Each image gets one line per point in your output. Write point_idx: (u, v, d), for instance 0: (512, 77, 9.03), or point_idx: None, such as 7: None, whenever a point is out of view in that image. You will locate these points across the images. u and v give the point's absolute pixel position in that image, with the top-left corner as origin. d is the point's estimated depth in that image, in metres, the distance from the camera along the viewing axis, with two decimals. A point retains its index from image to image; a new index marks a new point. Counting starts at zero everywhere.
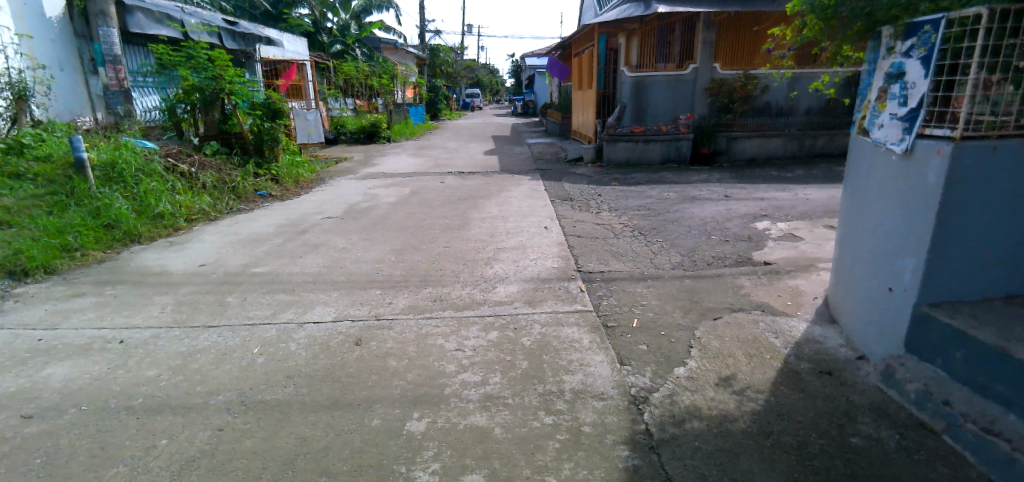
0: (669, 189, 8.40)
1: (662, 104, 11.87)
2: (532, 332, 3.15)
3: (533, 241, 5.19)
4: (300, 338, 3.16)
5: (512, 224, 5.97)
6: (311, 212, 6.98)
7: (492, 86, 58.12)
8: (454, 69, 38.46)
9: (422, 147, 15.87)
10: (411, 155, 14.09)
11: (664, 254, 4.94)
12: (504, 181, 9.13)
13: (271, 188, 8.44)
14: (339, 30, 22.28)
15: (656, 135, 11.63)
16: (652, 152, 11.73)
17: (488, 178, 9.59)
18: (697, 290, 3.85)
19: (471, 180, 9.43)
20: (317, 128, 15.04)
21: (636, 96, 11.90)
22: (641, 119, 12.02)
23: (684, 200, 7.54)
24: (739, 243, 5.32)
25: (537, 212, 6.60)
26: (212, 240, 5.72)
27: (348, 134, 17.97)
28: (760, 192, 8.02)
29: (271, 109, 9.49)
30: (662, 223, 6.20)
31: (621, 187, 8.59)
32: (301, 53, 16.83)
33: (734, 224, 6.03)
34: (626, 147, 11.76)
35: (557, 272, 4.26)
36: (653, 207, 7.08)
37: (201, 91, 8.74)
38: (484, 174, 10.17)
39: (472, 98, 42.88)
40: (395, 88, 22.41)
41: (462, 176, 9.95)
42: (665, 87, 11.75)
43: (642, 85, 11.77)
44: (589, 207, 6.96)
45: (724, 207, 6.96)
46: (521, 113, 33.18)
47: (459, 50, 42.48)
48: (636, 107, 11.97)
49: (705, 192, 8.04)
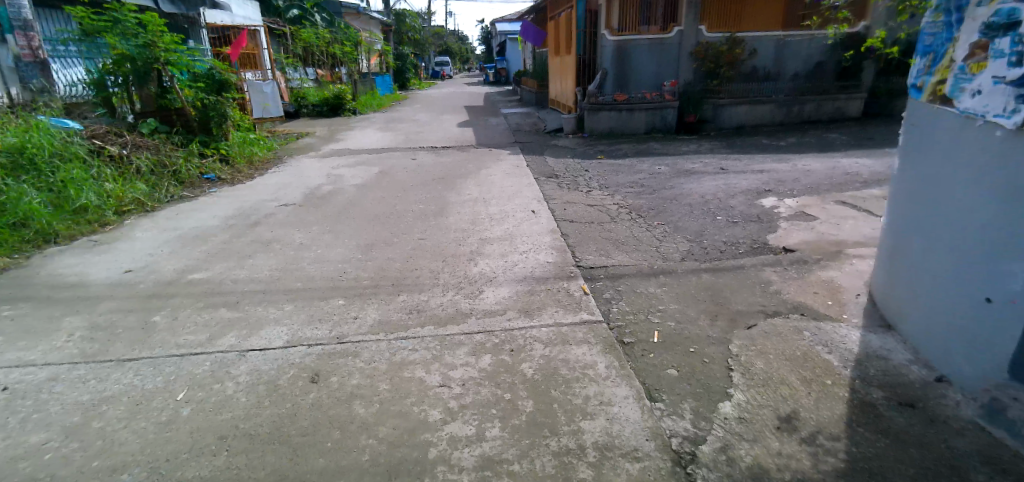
0: (660, 162, 7.83)
1: (645, 69, 11.36)
2: (534, 356, 2.55)
3: (521, 230, 4.56)
4: (240, 375, 2.59)
5: (494, 208, 5.33)
6: (265, 198, 6.20)
7: (462, 53, 56.28)
8: (422, 36, 36.97)
9: (391, 119, 14.95)
10: (379, 129, 13.19)
11: (669, 240, 4.37)
12: (482, 157, 8.45)
13: (221, 170, 7.58)
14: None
15: (639, 103, 11.02)
16: (636, 122, 11.11)
17: (463, 153, 8.87)
18: (720, 288, 3.29)
19: (446, 156, 8.70)
20: (273, 100, 14.42)
21: (619, 60, 11.31)
22: (624, 85, 11.50)
23: (678, 174, 6.98)
24: (749, 224, 4.79)
25: (522, 192, 5.97)
26: (146, 236, 4.97)
27: (310, 107, 16.89)
28: (757, 163, 7.51)
29: (216, 81, 8.68)
30: (661, 202, 5.64)
31: (607, 161, 7.99)
32: (253, 19, 15.55)
33: (739, 203, 5.49)
34: (608, 116, 11.11)
35: (553, 269, 3.66)
36: (647, 184, 6.49)
37: (133, 60, 7.79)
38: (459, 148, 9.45)
39: (442, 67, 41.40)
40: (359, 56, 21.19)
41: (436, 152, 9.19)
42: (648, 50, 11.23)
43: (624, 49, 11.22)
44: (577, 186, 6.35)
45: (723, 182, 6.42)
46: (494, 84, 32.17)
47: (426, 16, 40.90)
48: (618, 72, 11.40)
49: (699, 165, 7.50)
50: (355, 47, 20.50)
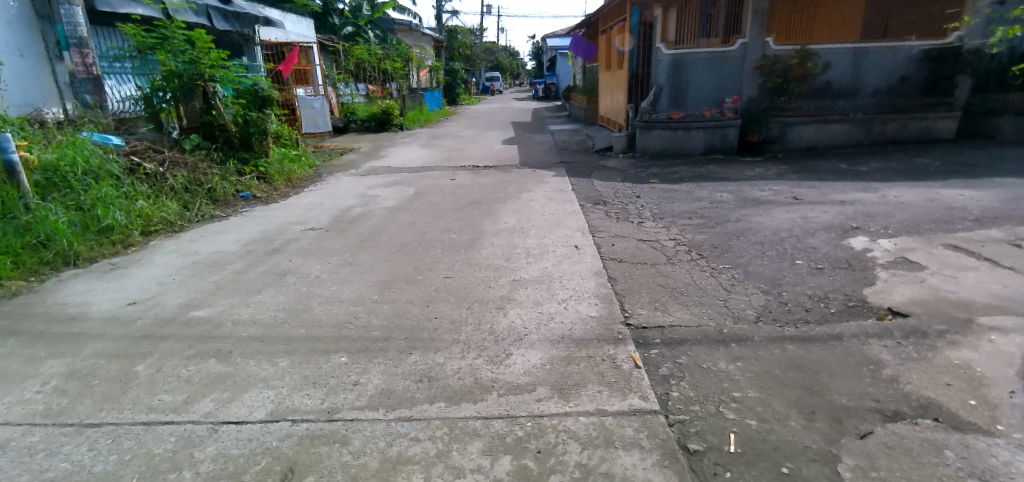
0: (722, 188, 7.07)
1: (705, 84, 10.55)
2: (571, 464, 2.00)
3: (561, 270, 3.96)
4: (202, 465, 2.08)
5: (532, 240, 4.75)
6: (293, 220, 5.86)
7: (513, 68, 56.45)
8: (474, 52, 37.17)
9: (437, 135, 14.70)
10: (423, 146, 12.91)
11: (739, 290, 3.67)
12: (525, 179, 7.90)
13: (257, 188, 7.37)
14: (351, 12, 21.23)
15: (697, 121, 10.23)
16: (694, 141, 10.32)
17: (506, 174, 8.37)
18: (813, 366, 2.59)
19: (487, 177, 8.21)
20: (320, 115, 14.56)
21: (677, 75, 10.56)
22: (681, 102, 10.72)
23: (744, 203, 6.22)
24: (836, 272, 4.01)
25: (565, 221, 5.38)
26: (164, 261, 4.61)
27: (359, 122, 16.90)
28: (835, 192, 6.64)
29: (258, 98, 8.46)
30: (726, 238, 4.92)
31: (662, 186, 7.29)
32: (307, 36, 15.74)
33: (820, 243, 4.70)
34: (662, 134, 10.38)
35: (595, 329, 3.02)
36: (709, 215, 5.76)
37: (180, 76, 7.72)
38: (502, 168, 8.96)
39: (493, 82, 41.47)
40: (409, 71, 21.22)
41: (477, 171, 8.72)
42: (708, 64, 10.44)
43: (682, 63, 10.47)
44: (628, 215, 5.69)
45: (798, 214, 5.62)
46: (543, 99, 31.82)
47: (479, 32, 41.16)
48: (675, 89, 10.65)
49: (767, 192, 6.68)
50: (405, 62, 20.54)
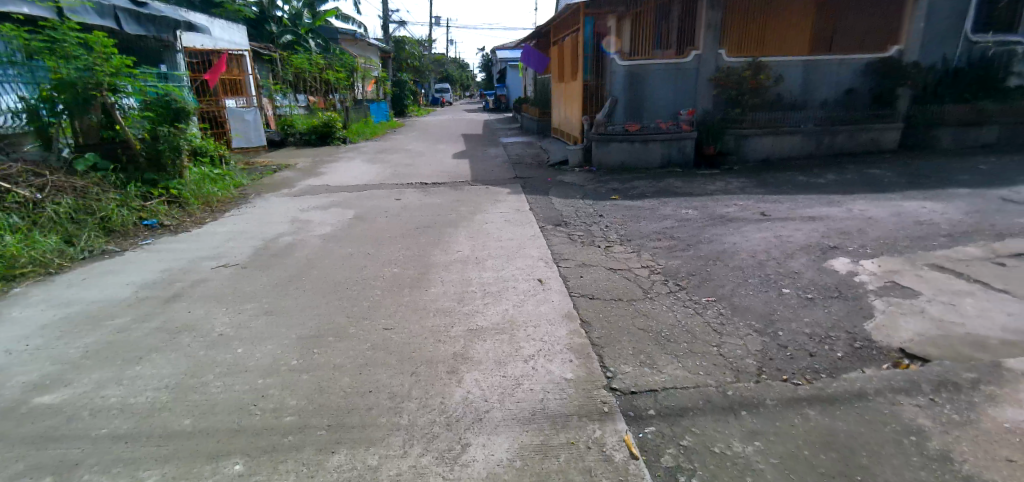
0: (686, 204, 6.68)
1: (660, 96, 10.31)
2: None
3: (524, 313, 3.36)
4: None
5: (489, 273, 4.13)
6: (205, 254, 5.03)
7: (462, 80, 56.03)
8: (422, 63, 36.47)
9: (382, 149, 13.90)
10: (367, 161, 12.09)
11: (732, 331, 3.15)
12: (479, 197, 7.30)
13: (166, 214, 6.46)
14: (290, 20, 20.19)
15: (654, 133, 9.96)
16: (650, 154, 10.02)
17: (457, 192, 7.74)
18: (847, 444, 2.09)
19: (437, 195, 7.56)
20: (252, 130, 13.87)
21: (632, 86, 10.25)
22: (637, 114, 10.41)
23: (713, 221, 5.81)
24: (830, 302, 3.57)
25: (524, 247, 4.80)
26: (27, 317, 3.80)
27: (298, 136, 15.85)
28: (802, 206, 6.35)
29: (172, 110, 7.43)
30: (701, 263, 4.46)
31: (624, 202, 6.84)
32: (237, 43, 14.46)
33: (803, 266, 4.29)
34: (619, 148, 10.07)
35: (574, 400, 2.43)
36: (678, 236, 5.32)
37: (71, 86, 6.63)
38: (452, 185, 8.32)
39: (442, 93, 40.84)
40: (354, 82, 20.32)
41: (426, 189, 8.03)
42: (663, 76, 10.21)
43: (637, 75, 10.18)
44: (593, 238, 5.17)
45: (771, 233, 5.25)
46: (494, 110, 31.42)
47: (427, 43, 40.54)
48: (630, 100, 10.33)
49: (733, 208, 6.32)
50: (349, 73, 19.58)
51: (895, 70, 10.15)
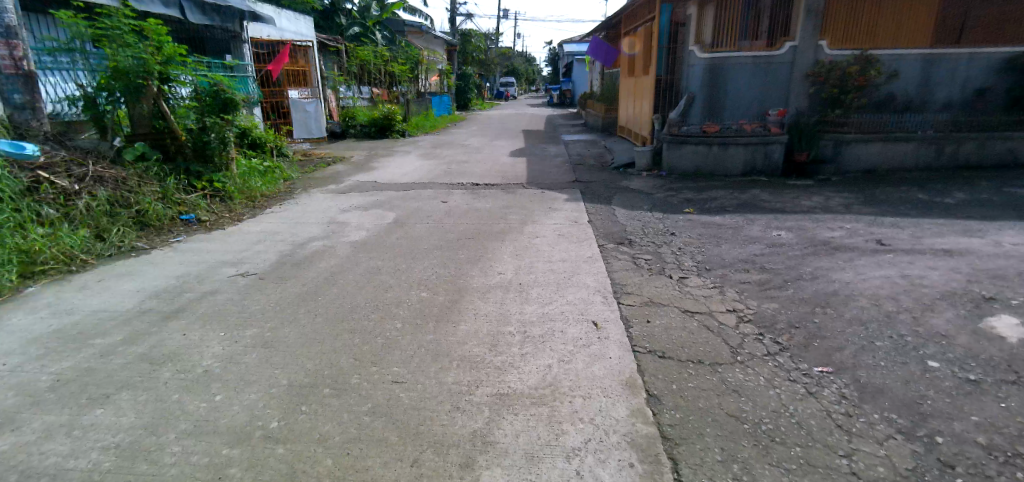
0: (778, 224, 5.64)
1: (745, 93, 9.12)
2: None
3: (571, 376, 2.58)
4: None
5: (533, 309, 3.36)
6: (229, 258, 4.54)
7: (529, 75, 55.34)
8: (488, 57, 36.06)
9: (440, 144, 13.42)
10: (422, 156, 11.61)
11: (862, 431, 2.27)
12: (532, 204, 6.55)
13: (205, 209, 6.17)
14: (359, 12, 20.18)
15: (736, 136, 8.79)
16: (730, 159, 8.87)
17: (510, 196, 7.02)
18: None
19: (487, 199, 6.88)
20: (313, 121, 13.87)
21: (713, 81, 9.15)
22: (717, 113, 9.29)
23: (814, 249, 4.78)
24: (1007, 391, 2.59)
25: (579, 273, 4.01)
26: (18, 326, 3.34)
27: (358, 128, 15.69)
28: (929, 234, 5.17)
29: (220, 101, 7.06)
30: (804, 309, 3.52)
31: (701, 218, 5.88)
32: (303, 34, 14.12)
33: (948, 325, 3.27)
34: (695, 151, 8.99)
35: None
36: (771, 266, 4.35)
37: (123, 75, 6.34)
38: (506, 187, 7.61)
39: (507, 88, 40.31)
40: (418, 75, 20.06)
41: (476, 192, 7.37)
42: (750, 70, 9.03)
43: (719, 69, 9.08)
44: (664, 265, 4.31)
45: (894, 270, 4.19)
46: (559, 106, 30.53)
47: (494, 37, 40.09)
48: (709, 97, 9.24)
49: (838, 233, 5.24)
50: (413, 65, 19.28)
51: None
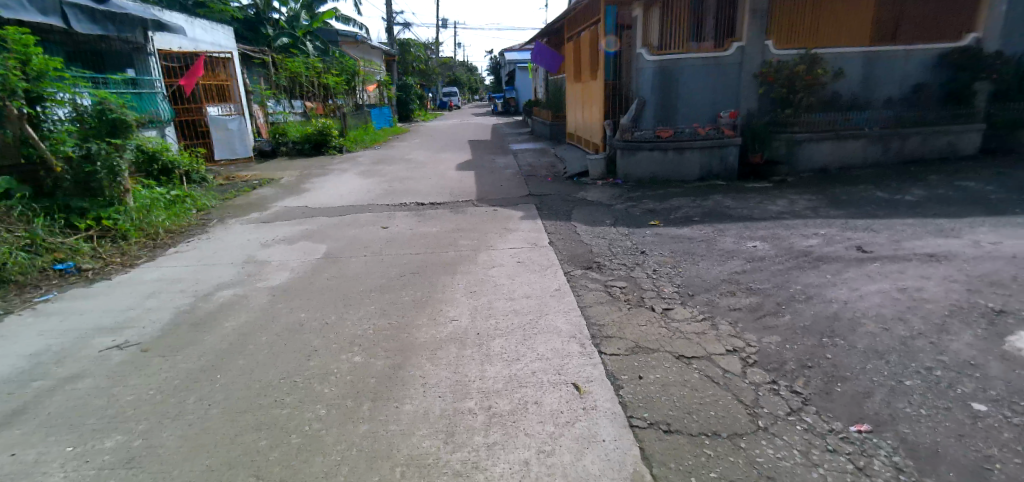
0: (750, 233, 5.23)
1: (696, 96, 8.84)
2: None
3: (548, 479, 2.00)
4: None
5: (496, 370, 2.74)
6: (105, 324, 3.75)
7: (471, 84, 54.91)
8: (429, 67, 35.29)
9: (380, 159, 12.59)
10: (361, 173, 10.75)
11: None
12: (485, 223, 5.91)
13: (88, 254, 5.24)
14: (287, 22, 19.06)
15: (690, 140, 8.47)
16: (686, 164, 8.55)
17: (459, 216, 6.36)
18: None
19: (434, 221, 6.19)
20: (238, 139, 12.74)
21: (663, 84, 8.80)
22: (669, 117, 8.96)
23: (797, 262, 4.36)
24: None
25: (546, 313, 3.40)
26: None
27: (290, 145, 14.58)
28: (907, 236, 4.86)
29: (106, 123, 6.01)
30: (811, 340, 3.03)
31: (669, 231, 5.41)
32: (220, 45, 12.91)
33: (974, 351, 2.81)
34: (649, 157, 8.62)
35: None
36: (758, 287, 3.87)
37: None
38: (454, 206, 6.95)
39: (450, 97, 39.59)
40: (355, 87, 19.09)
41: (421, 213, 6.66)
42: (700, 72, 8.74)
43: (669, 71, 8.74)
44: (639, 292, 3.76)
45: (890, 282, 3.78)
46: (503, 114, 30.10)
47: (434, 47, 39.35)
48: (661, 101, 8.89)
49: (816, 241, 4.86)
50: (349, 77, 18.30)
51: (977, 63, 8.58)
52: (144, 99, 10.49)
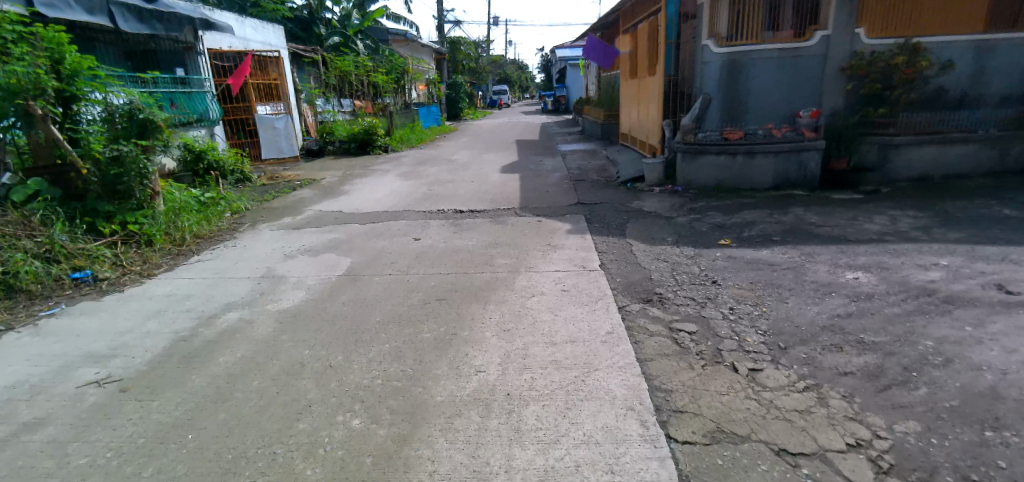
0: (848, 260, 4.33)
1: (771, 92, 7.81)
2: None
3: None
4: None
5: (527, 459, 2.07)
6: (96, 351, 3.22)
7: (522, 82, 54.27)
8: (479, 65, 34.87)
9: (425, 160, 12.13)
10: (402, 174, 10.29)
11: None
12: (527, 238, 5.23)
13: (107, 261, 4.85)
14: (339, 21, 18.99)
15: (764, 143, 7.50)
16: (759, 170, 7.58)
17: (499, 228, 5.71)
18: None
19: (471, 232, 5.57)
20: (285, 138, 12.44)
21: (733, 80, 7.85)
22: (739, 117, 7.97)
23: (917, 304, 3.47)
24: None
25: (596, 369, 2.65)
26: None
27: (337, 144, 14.38)
28: None
29: (136, 123, 5.66)
30: (968, 433, 2.21)
31: (745, 254, 4.57)
32: (270, 44, 12.93)
33: None
34: (715, 162, 7.71)
35: None
36: (870, 339, 3.05)
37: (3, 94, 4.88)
38: (495, 215, 6.31)
39: (500, 96, 39.05)
40: (404, 85, 18.80)
41: (458, 222, 6.06)
42: (776, 65, 7.72)
43: (740, 64, 7.78)
44: (714, 341, 3.01)
45: None
46: (553, 112, 29.29)
47: (485, 44, 38.92)
48: (729, 98, 7.93)
49: (937, 275, 3.95)
50: (397, 76, 18.04)
51: None
52: (195, 98, 10.47)
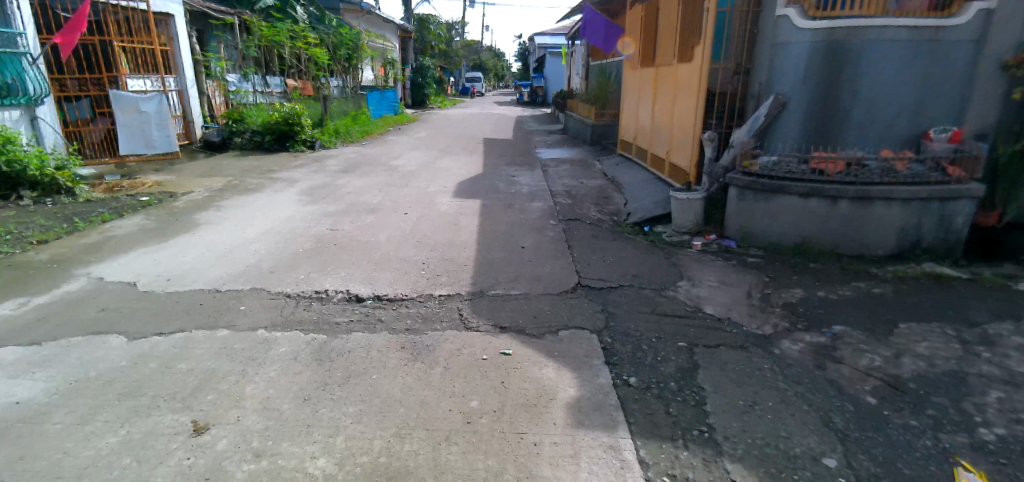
0: None
1: (892, 98, 4.74)
2: None
3: None
4: None
5: None
6: None
7: (497, 71, 50.76)
8: (450, 49, 31.33)
9: (355, 164, 8.81)
10: (308, 189, 6.95)
11: None
12: (465, 442, 2.08)
13: None
14: None
15: (878, 183, 4.54)
16: (873, 227, 4.59)
17: (414, 375, 2.55)
18: None
19: (349, 394, 2.40)
20: (157, 129, 8.71)
21: (827, 74, 4.78)
22: (832, 135, 4.93)
23: None
24: None
25: None
26: None
27: (247, 135, 10.72)
28: None
29: None
30: None
31: None
32: None
33: None
34: (797, 209, 4.72)
35: None
36: None
37: None
38: (418, 321, 3.14)
39: (474, 83, 35.58)
40: (353, 65, 15.28)
41: (335, 343, 2.86)
42: (904, 54, 4.62)
43: (844, 50, 4.69)
44: None
45: None
46: (529, 103, 26.06)
47: (458, 26, 35.29)
48: (821, 105, 4.88)
49: None
50: (346, 52, 14.42)
51: None
52: None
